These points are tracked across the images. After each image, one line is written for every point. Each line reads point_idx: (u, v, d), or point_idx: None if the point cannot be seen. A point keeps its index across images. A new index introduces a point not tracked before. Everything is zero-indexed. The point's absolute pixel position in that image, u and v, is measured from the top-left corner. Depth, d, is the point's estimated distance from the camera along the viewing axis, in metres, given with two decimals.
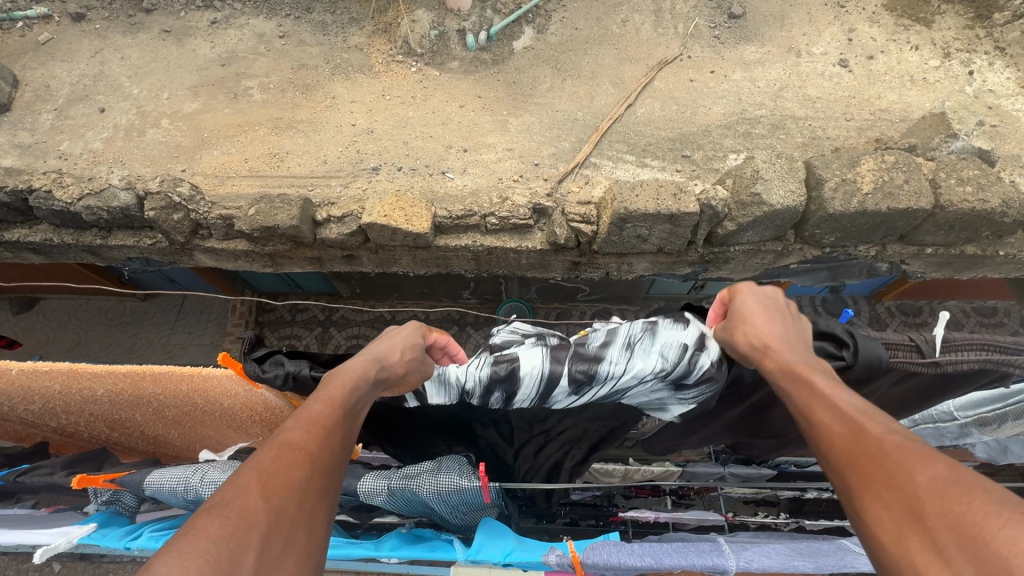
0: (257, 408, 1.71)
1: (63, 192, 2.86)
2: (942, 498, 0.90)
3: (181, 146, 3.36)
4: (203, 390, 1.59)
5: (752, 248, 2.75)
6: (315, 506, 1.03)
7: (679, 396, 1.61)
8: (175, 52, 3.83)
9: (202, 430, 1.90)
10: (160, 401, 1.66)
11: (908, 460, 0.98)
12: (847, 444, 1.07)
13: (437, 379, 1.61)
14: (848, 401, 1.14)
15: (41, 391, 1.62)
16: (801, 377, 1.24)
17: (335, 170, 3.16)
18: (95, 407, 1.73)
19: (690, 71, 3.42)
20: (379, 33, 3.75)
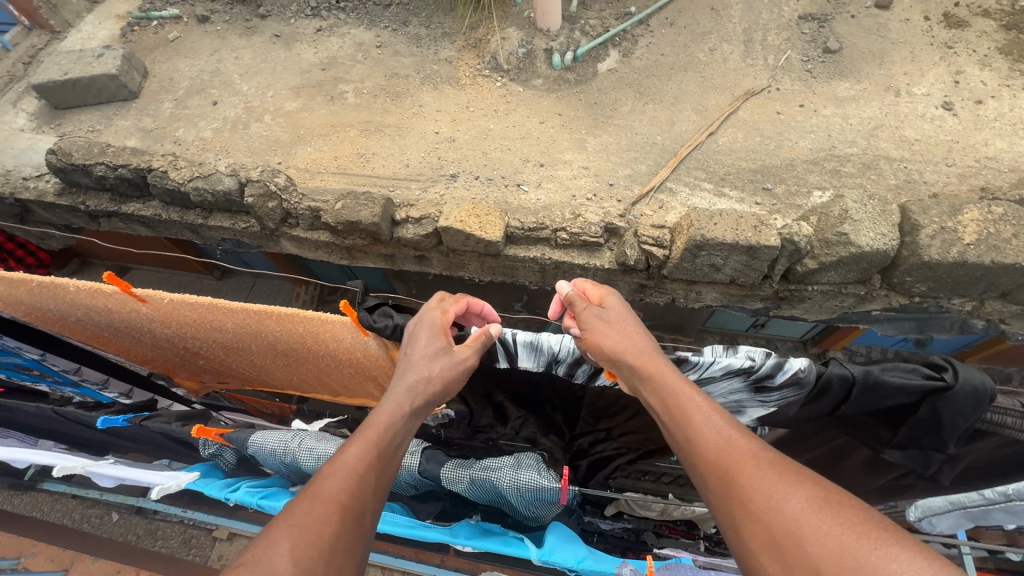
0: (358, 362, 1.69)
1: (177, 173, 3.15)
2: (814, 519, 0.94)
3: (279, 140, 3.63)
4: (316, 334, 1.61)
5: (832, 290, 2.64)
6: (343, 561, 1.02)
7: (761, 400, 1.43)
8: (283, 55, 4.16)
9: (302, 378, 1.96)
10: (275, 345, 1.72)
11: (780, 481, 1.02)
12: (717, 460, 1.11)
13: (526, 345, 1.54)
14: (716, 418, 1.19)
15: (172, 319, 1.71)
16: (677, 391, 1.25)
17: (417, 174, 3.30)
18: (214, 344, 1.82)
19: (778, 104, 3.36)
20: (469, 48, 3.93)
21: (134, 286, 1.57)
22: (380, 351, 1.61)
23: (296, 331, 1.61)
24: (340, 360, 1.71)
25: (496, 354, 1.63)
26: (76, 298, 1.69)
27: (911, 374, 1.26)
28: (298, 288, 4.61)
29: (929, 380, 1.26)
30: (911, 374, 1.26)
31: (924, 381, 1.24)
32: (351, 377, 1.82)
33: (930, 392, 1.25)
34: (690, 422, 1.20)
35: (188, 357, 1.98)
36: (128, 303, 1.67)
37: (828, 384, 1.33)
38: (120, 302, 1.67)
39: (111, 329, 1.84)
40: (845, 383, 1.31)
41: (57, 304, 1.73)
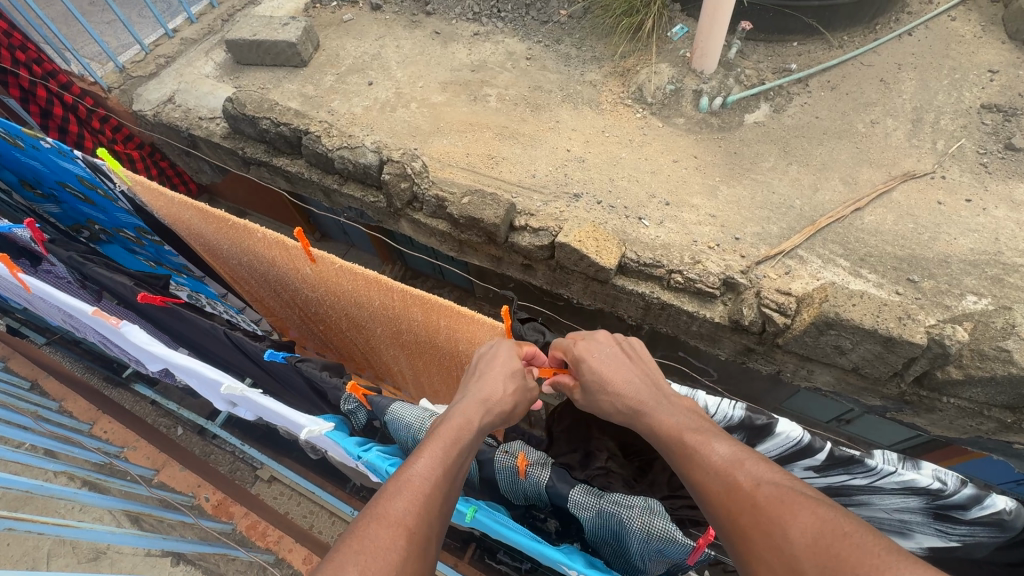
0: None
1: (328, 140, 3.42)
2: (819, 551, 0.93)
3: (420, 128, 3.85)
4: (455, 331, 1.64)
5: (971, 409, 2.37)
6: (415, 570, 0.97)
7: (937, 526, 1.32)
8: (438, 51, 4.42)
9: (410, 369, 2.01)
10: (407, 331, 1.76)
11: (776, 515, 1.01)
12: (722, 501, 1.09)
13: None
14: (716, 454, 1.15)
15: (326, 282, 1.81)
16: (669, 432, 1.24)
17: (541, 186, 3.37)
18: (348, 313, 1.89)
19: (940, 193, 3.09)
20: (615, 75, 3.97)
21: (313, 245, 1.67)
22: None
23: (438, 324, 1.64)
24: (463, 362, 1.73)
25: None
26: (255, 239, 1.83)
27: None
28: (385, 267, 4.69)
29: None
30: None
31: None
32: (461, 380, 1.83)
33: None
34: (685, 467, 1.16)
35: (315, 317, 2.08)
36: (295, 254, 1.78)
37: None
38: (288, 250, 1.78)
39: (265, 274, 1.98)
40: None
41: (234, 238, 1.89)
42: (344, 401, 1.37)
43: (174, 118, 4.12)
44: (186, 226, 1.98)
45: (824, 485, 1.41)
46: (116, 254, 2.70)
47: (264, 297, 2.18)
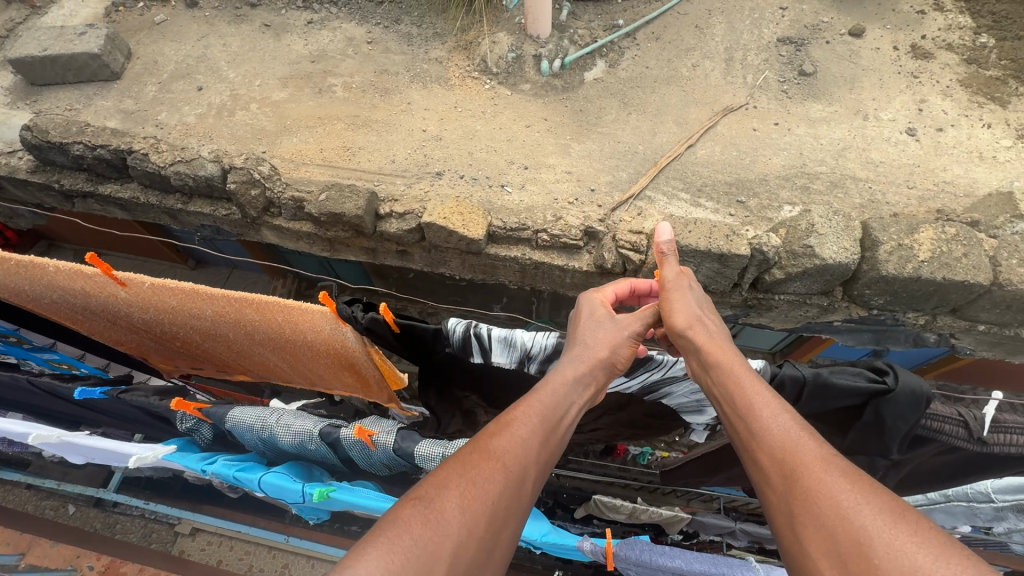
0: (335, 351, 1.69)
1: (158, 156, 3.11)
2: (884, 532, 0.92)
3: (265, 129, 3.63)
4: (295, 322, 1.60)
5: (797, 300, 2.76)
6: (508, 501, 1.07)
7: None
8: (272, 45, 4.15)
9: (283, 369, 1.95)
10: (255, 332, 1.71)
11: (848, 488, 1.00)
12: (782, 456, 1.12)
13: (500, 341, 1.57)
14: (788, 417, 1.19)
15: (153, 302, 1.70)
16: (744, 381, 1.31)
17: (401, 171, 3.34)
18: (192, 326, 1.79)
19: (754, 121, 3.51)
20: (459, 49, 3.99)
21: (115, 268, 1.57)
22: (358, 345, 1.62)
23: (275, 320, 1.60)
24: (320, 349, 1.71)
25: (472, 350, 1.62)
26: (52, 273, 1.67)
27: (857, 377, 1.40)
28: (275, 282, 4.50)
29: (873, 383, 1.39)
30: (857, 377, 1.41)
31: (868, 384, 1.39)
32: (332, 367, 1.82)
33: (875, 394, 1.40)
34: (755, 417, 1.22)
35: (166, 340, 1.95)
36: (105, 280, 1.66)
37: (781, 383, 1.46)
38: (98, 276, 1.66)
39: (88, 308, 1.83)
40: (796, 384, 1.45)
41: (30, 278, 1.72)
42: (181, 422, 1.55)
43: None
44: None
45: (639, 384, 1.73)
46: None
47: (106, 333, 2.01)
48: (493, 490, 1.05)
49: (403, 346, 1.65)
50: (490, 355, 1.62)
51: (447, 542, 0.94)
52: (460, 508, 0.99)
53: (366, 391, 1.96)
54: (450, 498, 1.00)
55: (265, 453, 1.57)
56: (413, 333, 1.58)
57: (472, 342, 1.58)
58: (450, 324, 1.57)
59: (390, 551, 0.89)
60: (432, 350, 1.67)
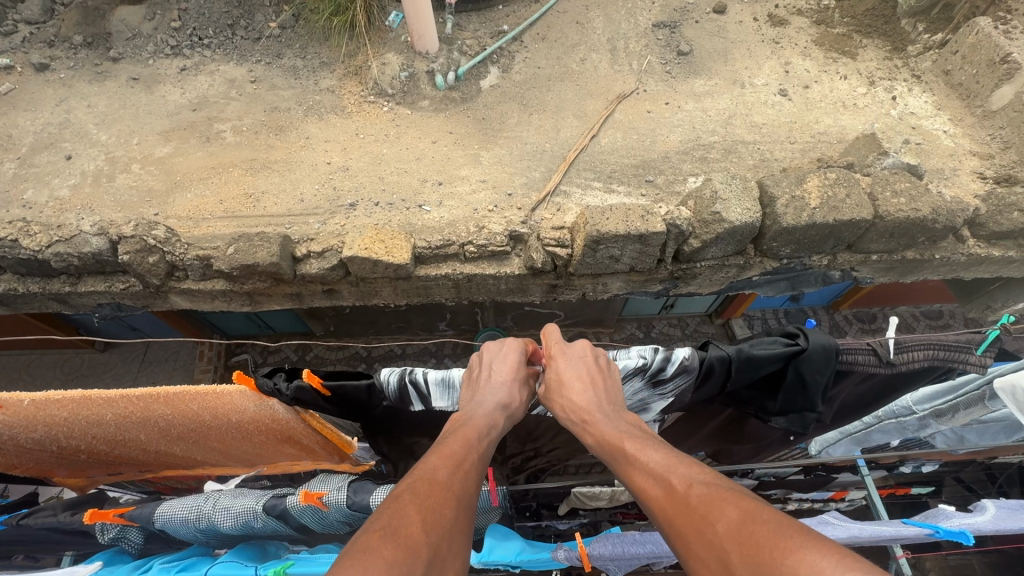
0: (267, 427, 1.60)
1: (32, 240, 2.80)
2: (739, 543, 0.88)
3: (153, 189, 3.36)
4: (214, 408, 1.49)
5: (717, 264, 2.93)
6: (462, 528, 0.99)
7: (659, 392, 1.62)
8: (144, 99, 3.86)
9: (216, 454, 1.82)
10: (168, 427, 1.58)
11: (707, 509, 0.97)
12: (661, 505, 1.08)
13: (435, 384, 1.50)
14: (654, 459, 1.17)
15: (42, 420, 1.52)
16: (612, 442, 1.29)
17: (312, 209, 3.21)
18: (97, 436, 1.62)
19: (647, 103, 3.70)
20: (350, 75, 3.90)
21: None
22: (290, 414, 1.54)
23: (191, 410, 1.49)
24: (250, 429, 1.60)
25: (409, 398, 1.53)
26: None
27: (774, 343, 1.50)
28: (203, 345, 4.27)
29: (790, 346, 1.50)
30: (774, 344, 1.51)
31: (786, 347, 1.49)
32: (266, 442, 1.71)
33: (792, 356, 1.50)
34: (632, 478, 1.18)
35: (68, 455, 1.75)
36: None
37: (711, 365, 1.54)
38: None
39: None
40: (724, 363, 1.54)
41: None
42: (102, 533, 1.41)
43: None
44: None
45: None
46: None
47: None
48: (448, 513, 0.98)
49: (337, 408, 1.55)
50: (431, 400, 1.56)
51: (419, 564, 0.85)
52: (427, 532, 0.92)
53: (313, 453, 1.86)
54: (410, 517, 0.93)
55: (208, 542, 1.45)
56: (345, 393, 1.48)
57: (410, 390, 1.50)
58: (382, 375, 1.47)
59: (365, 570, 0.79)
60: (370, 404, 1.58)
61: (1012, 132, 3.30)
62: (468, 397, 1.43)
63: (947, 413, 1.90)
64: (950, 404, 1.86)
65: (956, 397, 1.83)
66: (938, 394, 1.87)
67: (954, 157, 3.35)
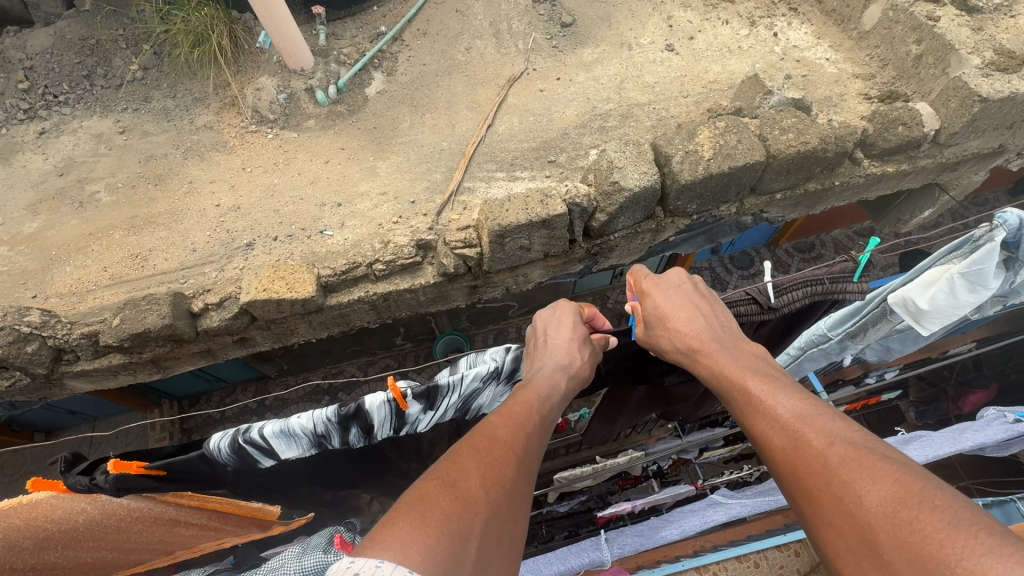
0: (121, 510, 1.58)
1: None
2: (892, 521, 0.84)
3: (28, 270, 3.08)
4: (40, 514, 1.47)
5: (631, 232, 2.91)
6: (521, 488, 1.03)
7: (519, 386, 1.75)
8: (4, 173, 3.53)
9: (108, 556, 1.74)
10: (12, 555, 1.51)
11: (852, 477, 0.93)
12: (791, 458, 1.06)
13: (280, 435, 1.51)
14: (786, 408, 1.14)
15: None
16: (732, 379, 1.29)
17: (206, 257, 3.00)
18: None
19: (539, 82, 3.62)
20: (227, 107, 3.66)
21: None
22: (141, 502, 1.57)
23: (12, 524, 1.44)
24: (102, 517, 1.57)
25: (252, 455, 1.53)
26: None
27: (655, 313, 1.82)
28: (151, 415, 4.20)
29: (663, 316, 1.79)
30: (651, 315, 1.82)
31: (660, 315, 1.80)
32: (145, 527, 1.69)
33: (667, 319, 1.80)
34: (759, 414, 1.18)
35: None
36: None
37: None
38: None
39: None
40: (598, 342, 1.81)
41: None
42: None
43: None
44: None
45: (443, 413, 1.71)
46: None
47: None
48: (507, 472, 1.02)
49: (184, 484, 1.58)
50: (277, 451, 1.56)
51: (475, 517, 0.89)
52: (485, 488, 0.95)
53: (211, 526, 1.85)
54: (469, 472, 0.98)
55: None
56: (180, 468, 1.51)
57: (250, 448, 1.50)
58: (213, 442, 1.46)
59: (426, 519, 0.83)
60: (218, 473, 1.60)
61: (887, 49, 3.38)
62: (531, 364, 1.52)
63: (860, 332, 1.85)
64: (860, 325, 1.80)
65: (862, 317, 1.77)
66: (846, 318, 1.80)
67: (839, 83, 3.42)
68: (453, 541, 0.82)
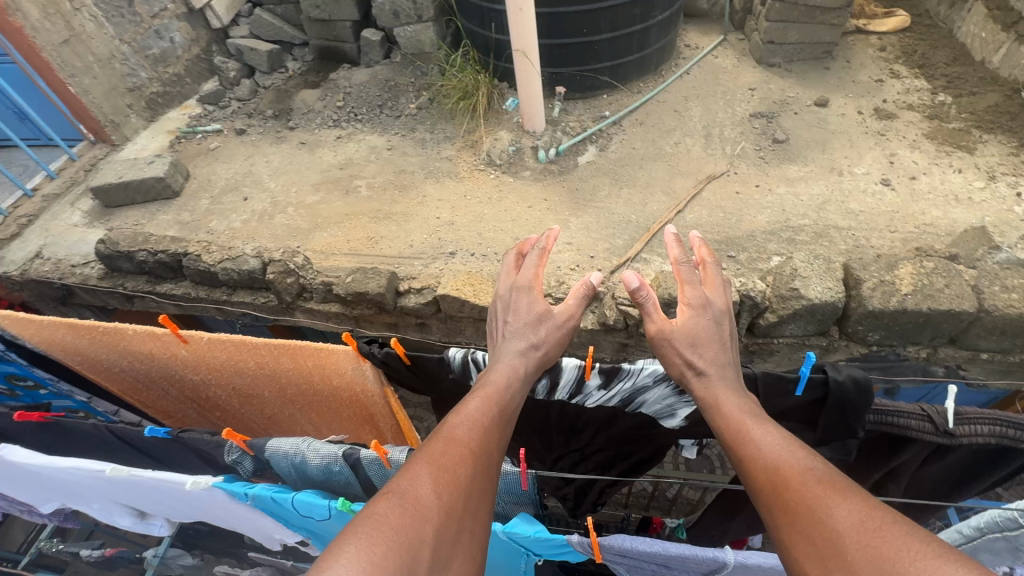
0: (359, 396, 1.71)
1: (209, 256, 3.60)
2: (860, 532, 0.94)
3: (299, 228, 4.13)
4: (324, 368, 1.63)
5: (797, 342, 2.87)
6: (478, 490, 1.13)
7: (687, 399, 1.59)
8: (306, 158, 4.82)
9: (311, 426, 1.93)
10: (284, 385, 1.73)
11: (825, 494, 1.02)
12: (771, 476, 1.12)
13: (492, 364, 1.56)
14: (775, 439, 1.19)
15: (206, 366, 1.73)
16: (732, 414, 1.30)
17: (418, 253, 3.72)
18: (235, 384, 1.80)
19: (737, 185, 3.84)
20: (467, 147, 4.54)
21: (180, 327, 1.58)
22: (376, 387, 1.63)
23: (308, 366, 1.64)
24: (346, 396, 1.72)
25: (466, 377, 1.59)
26: (127, 337, 1.69)
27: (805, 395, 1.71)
28: None
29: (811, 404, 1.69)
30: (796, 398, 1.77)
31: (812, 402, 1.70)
32: (353, 419, 1.83)
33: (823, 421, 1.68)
34: (747, 439, 1.22)
35: (208, 404, 1.95)
36: (98, 350, 1.76)
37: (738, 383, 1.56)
38: (95, 354, 1.80)
39: (150, 376, 1.84)
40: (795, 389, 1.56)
41: (108, 345, 1.74)
42: (228, 454, 1.45)
43: (44, 272, 3.97)
44: (61, 347, 1.80)
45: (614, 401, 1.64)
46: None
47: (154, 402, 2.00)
48: (462, 474, 1.12)
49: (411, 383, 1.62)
50: None
51: (427, 526, 1.00)
52: (437, 493, 1.06)
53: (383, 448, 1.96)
54: (425, 482, 1.07)
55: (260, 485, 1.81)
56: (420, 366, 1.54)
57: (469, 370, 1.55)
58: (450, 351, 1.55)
59: (376, 533, 0.95)
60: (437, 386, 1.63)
61: None
62: (496, 346, 1.54)
63: None
64: None
65: None
66: None
67: None
68: (404, 554, 0.94)
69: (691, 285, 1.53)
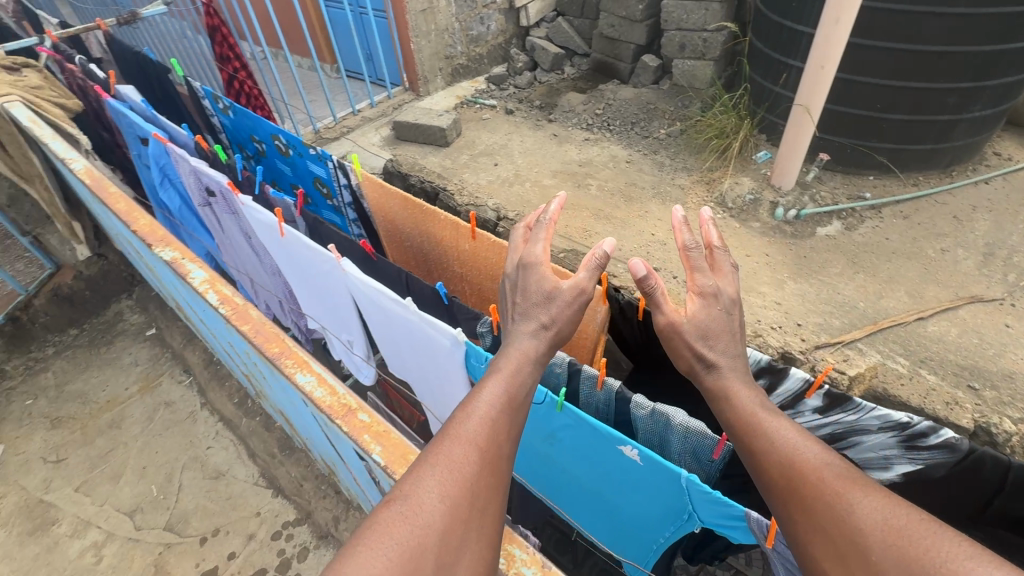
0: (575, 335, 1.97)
1: (460, 198, 4.30)
2: (889, 533, 0.92)
3: (529, 201, 4.68)
4: None
5: None
6: (487, 489, 1.07)
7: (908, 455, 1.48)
8: (554, 148, 5.40)
9: None
10: None
11: (845, 491, 1.02)
12: (786, 473, 1.11)
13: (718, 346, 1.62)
14: (787, 437, 1.16)
15: (476, 263, 2.17)
16: (747, 420, 1.24)
17: (624, 257, 3.94)
18: (483, 287, 2.22)
19: (1009, 318, 3.27)
20: (702, 182, 4.62)
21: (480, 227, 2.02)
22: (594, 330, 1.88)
23: None
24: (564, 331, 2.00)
25: None
26: (434, 222, 2.21)
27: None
28: None
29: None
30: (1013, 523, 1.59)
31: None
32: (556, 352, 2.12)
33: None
34: (759, 438, 1.20)
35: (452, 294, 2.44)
36: (410, 224, 2.34)
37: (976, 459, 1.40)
38: (404, 227, 2.39)
39: (428, 256, 2.39)
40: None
41: (418, 223, 2.30)
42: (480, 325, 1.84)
43: None
44: (386, 214, 2.43)
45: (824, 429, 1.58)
46: (192, 229, 3.28)
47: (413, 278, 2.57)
48: (467, 471, 1.07)
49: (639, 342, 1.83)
50: None
51: (430, 533, 0.97)
52: (439, 499, 1.01)
53: None
54: (428, 488, 1.02)
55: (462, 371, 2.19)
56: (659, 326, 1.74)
57: None
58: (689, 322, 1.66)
59: (376, 544, 0.93)
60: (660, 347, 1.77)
61: None
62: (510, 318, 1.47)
63: None
64: None
65: None
66: None
67: None
68: (408, 563, 0.92)
69: (702, 272, 1.42)
